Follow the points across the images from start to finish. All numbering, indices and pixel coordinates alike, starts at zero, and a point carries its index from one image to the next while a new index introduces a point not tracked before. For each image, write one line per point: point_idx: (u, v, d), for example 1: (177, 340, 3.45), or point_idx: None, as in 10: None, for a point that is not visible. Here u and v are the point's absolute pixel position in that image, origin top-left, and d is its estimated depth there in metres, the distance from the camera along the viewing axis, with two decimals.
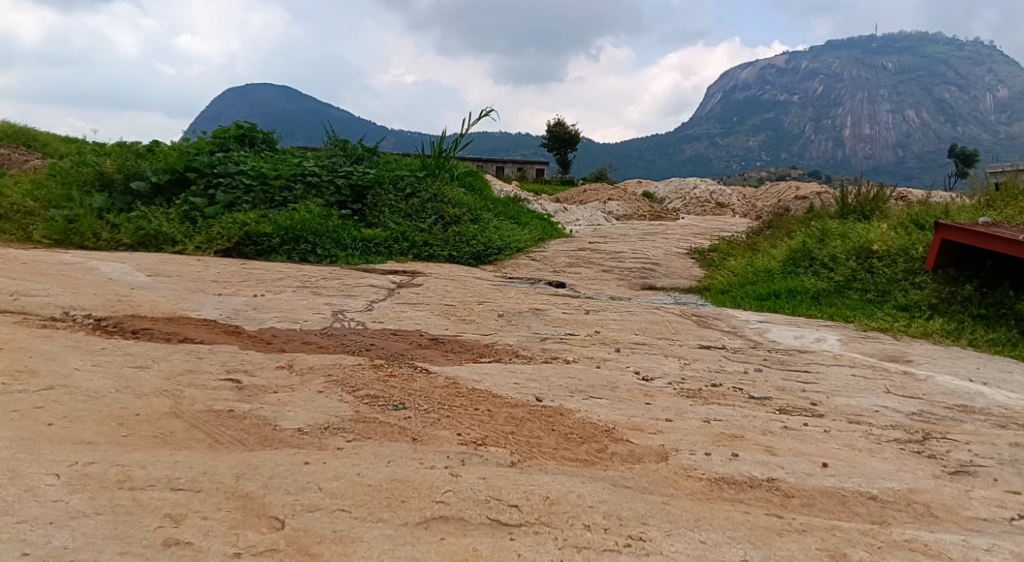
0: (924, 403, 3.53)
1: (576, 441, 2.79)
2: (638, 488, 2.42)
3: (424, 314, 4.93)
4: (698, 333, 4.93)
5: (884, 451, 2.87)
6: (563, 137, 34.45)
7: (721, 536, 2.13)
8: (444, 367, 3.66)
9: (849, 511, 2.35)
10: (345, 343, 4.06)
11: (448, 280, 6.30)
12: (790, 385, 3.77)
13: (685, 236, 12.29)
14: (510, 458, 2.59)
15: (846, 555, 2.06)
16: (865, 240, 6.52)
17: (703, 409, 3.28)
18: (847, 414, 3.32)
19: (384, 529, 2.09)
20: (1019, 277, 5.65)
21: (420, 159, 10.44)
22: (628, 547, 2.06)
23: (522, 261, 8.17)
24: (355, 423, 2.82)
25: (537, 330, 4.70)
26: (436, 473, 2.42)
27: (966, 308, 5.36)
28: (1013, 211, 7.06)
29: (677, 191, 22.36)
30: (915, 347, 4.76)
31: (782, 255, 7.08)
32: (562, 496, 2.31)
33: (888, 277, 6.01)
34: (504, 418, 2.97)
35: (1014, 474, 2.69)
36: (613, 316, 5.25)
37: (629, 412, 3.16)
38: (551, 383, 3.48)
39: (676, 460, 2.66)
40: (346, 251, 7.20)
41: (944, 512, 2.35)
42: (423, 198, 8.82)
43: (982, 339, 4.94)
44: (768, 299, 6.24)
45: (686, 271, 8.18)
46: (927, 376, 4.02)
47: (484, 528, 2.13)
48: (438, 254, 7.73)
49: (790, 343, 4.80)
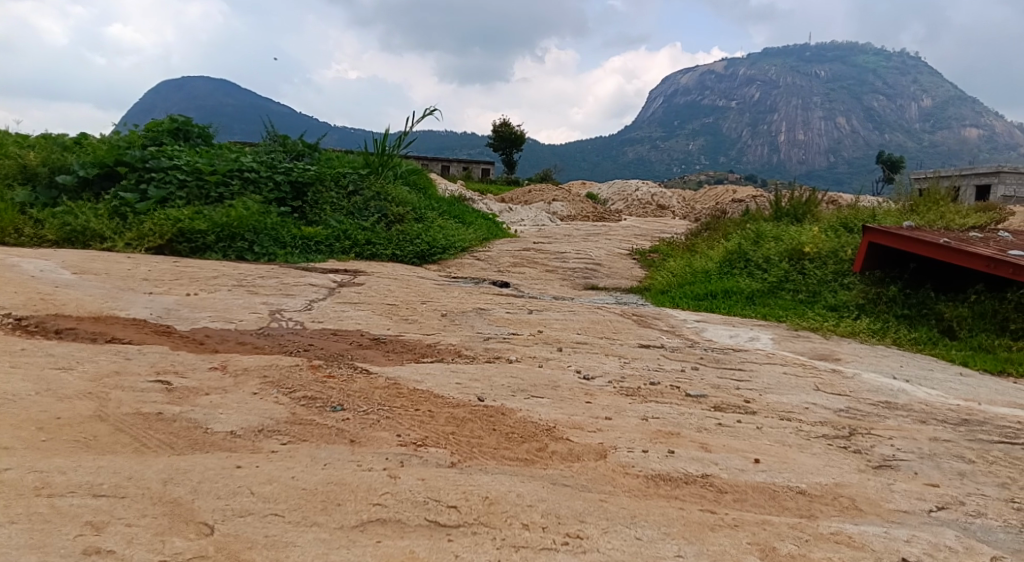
0: (851, 399, 3.67)
1: (516, 440, 2.80)
2: (577, 486, 2.44)
3: (365, 313, 4.87)
4: (638, 333, 5.00)
5: (812, 446, 2.97)
6: (508, 137, 34.58)
7: (656, 532, 2.17)
8: (384, 368, 3.62)
9: (778, 505, 2.41)
10: (282, 344, 3.97)
11: (391, 279, 6.23)
12: (724, 383, 3.86)
13: (627, 237, 12.45)
14: (450, 459, 2.58)
15: (775, 548, 2.11)
16: (798, 243, 6.75)
17: (642, 407, 3.33)
18: (778, 411, 3.42)
19: (318, 533, 2.05)
20: (940, 280, 5.92)
21: (362, 157, 10.31)
22: (565, 545, 2.07)
23: (466, 261, 8.15)
24: (291, 425, 2.76)
25: (480, 330, 4.69)
26: (373, 475, 2.39)
27: (891, 309, 5.59)
28: (935, 217, 7.41)
29: (620, 192, 22.65)
30: (843, 346, 4.94)
31: (719, 256, 7.25)
32: (501, 496, 2.31)
33: (819, 278, 6.22)
34: (445, 419, 2.95)
35: (933, 467, 2.81)
36: (555, 316, 5.29)
37: (570, 411, 3.18)
38: (493, 383, 3.48)
39: (614, 457, 2.69)
40: (285, 249, 7.05)
41: (867, 505, 2.44)
42: (365, 196, 8.70)
43: (906, 338, 5.16)
44: (706, 299, 6.38)
45: (628, 271, 8.30)
46: (854, 373, 4.18)
47: (422, 530, 2.11)
48: (381, 253, 7.63)
49: (725, 342, 4.92)
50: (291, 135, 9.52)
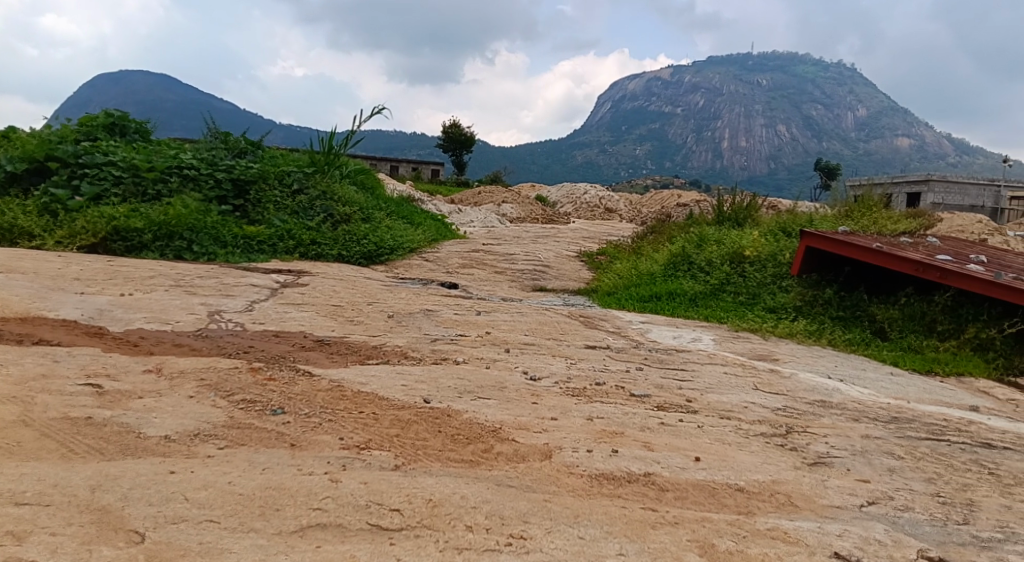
0: (788, 398, 3.77)
1: (462, 442, 2.78)
2: (522, 487, 2.44)
3: (308, 314, 4.78)
4: (584, 334, 5.04)
5: (751, 444, 3.04)
6: (458, 139, 34.53)
7: (598, 531, 2.19)
8: (328, 370, 3.57)
9: (718, 502, 2.46)
10: (221, 346, 3.87)
11: (336, 280, 6.13)
12: (667, 383, 3.92)
13: (575, 239, 12.56)
14: (394, 462, 2.55)
15: (714, 545, 2.15)
16: (739, 246, 6.91)
17: (587, 407, 3.35)
18: (718, 410, 3.49)
19: (256, 538, 2.00)
20: (873, 283, 6.16)
21: (308, 155, 10.13)
22: (509, 546, 2.07)
23: (414, 261, 8.09)
24: (229, 429, 2.69)
25: (427, 331, 4.66)
26: (314, 479, 2.35)
27: (827, 310, 5.77)
28: (868, 222, 7.69)
29: (569, 195, 22.84)
30: (781, 346, 5.07)
31: (663, 259, 7.37)
32: (445, 498, 2.29)
33: (759, 281, 6.38)
34: (389, 421, 2.92)
35: (864, 464, 2.91)
36: (503, 317, 5.29)
37: (516, 412, 3.18)
38: (439, 384, 3.46)
39: (559, 457, 2.70)
40: (226, 249, 6.88)
41: (802, 501, 2.51)
42: (310, 195, 8.56)
43: (841, 339, 5.33)
44: (651, 300, 6.47)
45: (575, 273, 8.36)
46: (791, 373, 4.31)
47: (364, 533, 2.08)
48: (326, 253, 7.50)
49: (668, 343, 4.99)
50: (233, 132, 9.29)
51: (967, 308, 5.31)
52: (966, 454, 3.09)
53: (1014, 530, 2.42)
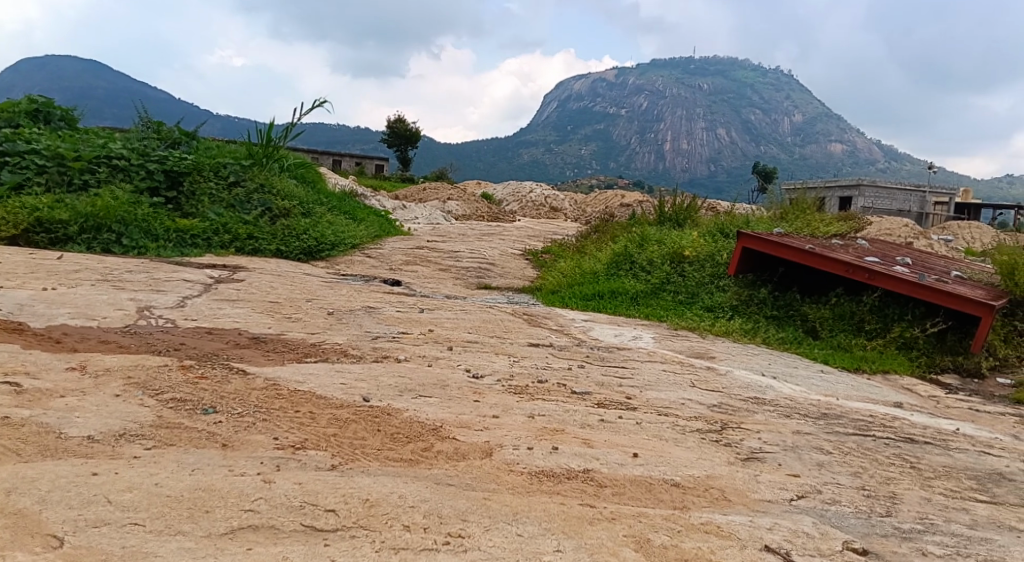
0: (723, 395, 3.86)
1: (401, 441, 2.75)
2: (461, 485, 2.42)
3: (244, 311, 4.65)
4: (527, 332, 5.05)
5: (687, 440, 3.10)
6: (403, 135, 34.22)
7: (537, 528, 2.19)
8: (263, 368, 3.47)
9: (654, 498, 2.50)
10: (150, 343, 3.72)
11: (274, 276, 5.99)
12: (608, 380, 3.97)
13: (520, 238, 12.60)
14: (331, 462, 2.50)
15: (649, 540, 2.18)
16: (678, 247, 7.04)
17: (528, 405, 3.36)
18: (657, 407, 3.55)
19: (183, 541, 1.94)
20: (804, 284, 6.36)
21: (245, 147, 9.86)
22: (446, 545, 2.05)
23: (356, 257, 7.97)
24: (157, 429, 2.60)
25: (368, 329, 4.59)
26: (246, 480, 2.28)
27: (762, 310, 5.93)
28: (802, 224, 7.93)
29: (514, 193, 22.91)
30: (718, 345, 5.18)
31: (606, 258, 7.44)
32: (382, 498, 2.26)
33: (697, 280, 6.50)
34: (327, 420, 2.86)
35: (794, 459, 2.99)
36: (447, 315, 5.26)
37: (457, 410, 3.16)
38: (379, 383, 3.41)
39: (499, 455, 2.70)
40: (157, 242, 6.64)
41: (735, 496, 2.57)
42: (248, 188, 8.33)
43: (775, 337, 5.48)
44: (594, 299, 6.53)
45: (520, 272, 8.37)
46: (727, 370, 4.41)
47: (297, 535, 2.03)
48: (264, 248, 7.31)
49: (609, 341, 5.04)
50: (166, 122, 8.99)
51: (893, 308, 5.55)
52: (889, 448, 3.22)
53: (933, 521, 2.52)
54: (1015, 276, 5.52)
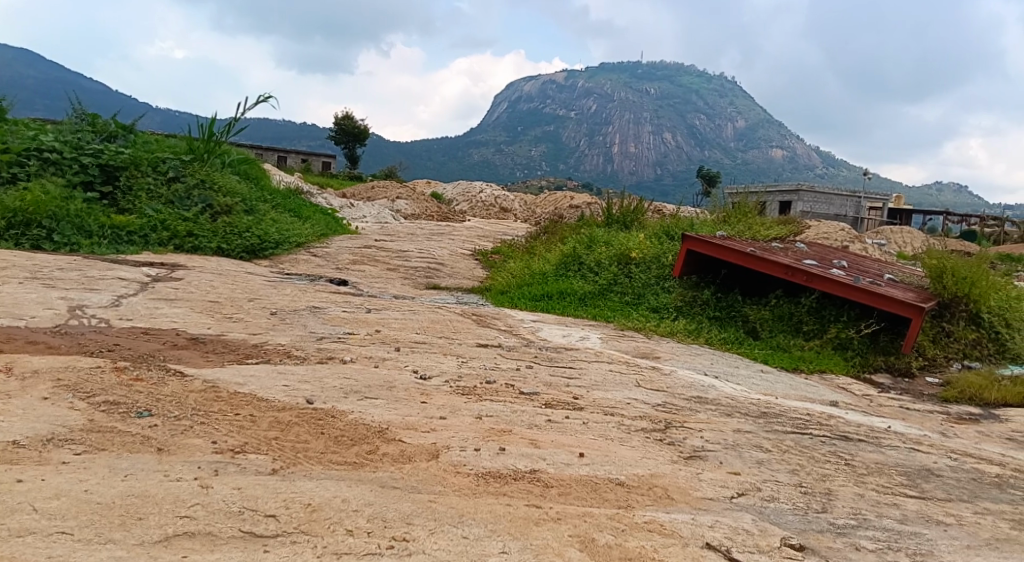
0: (668, 394, 3.92)
1: (346, 443, 2.70)
2: (406, 488, 2.40)
3: (182, 311, 4.52)
4: (476, 332, 5.04)
5: (632, 439, 3.14)
6: (352, 132, 33.79)
7: (482, 530, 2.18)
8: (202, 370, 3.38)
9: (599, 497, 2.52)
10: (82, 344, 3.58)
11: (215, 275, 5.84)
12: (556, 380, 3.99)
13: (469, 238, 12.58)
14: (272, 466, 2.45)
15: (594, 539, 2.20)
16: (625, 249, 7.14)
17: (476, 406, 3.35)
18: (603, 407, 3.58)
19: (114, 550, 1.87)
20: (746, 285, 6.52)
21: (186, 142, 9.59)
22: (390, 549, 2.02)
23: (301, 256, 7.82)
24: (88, 433, 2.50)
25: (313, 329, 4.51)
26: (182, 485, 2.21)
27: (705, 310, 6.05)
28: (744, 228, 8.11)
29: (464, 193, 22.86)
30: (662, 345, 5.26)
31: (555, 259, 7.49)
32: (325, 502, 2.22)
33: (644, 281, 6.60)
34: (268, 423, 2.80)
35: (735, 457, 3.06)
36: (394, 315, 5.21)
37: (404, 412, 3.13)
38: (324, 384, 3.35)
39: (445, 457, 2.68)
40: (91, 239, 6.40)
41: (678, 494, 2.61)
42: (188, 183, 8.10)
43: (717, 337, 5.60)
44: (542, 299, 6.56)
45: (469, 272, 8.35)
46: (671, 370, 4.49)
47: (235, 541, 1.97)
48: (204, 246, 7.11)
49: (557, 341, 5.08)
50: (102, 114, 8.67)
51: (829, 309, 5.72)
52: (826, 446, 3.31)
53: (866, 516, 2.61)
54: (944, 279, 5.74)
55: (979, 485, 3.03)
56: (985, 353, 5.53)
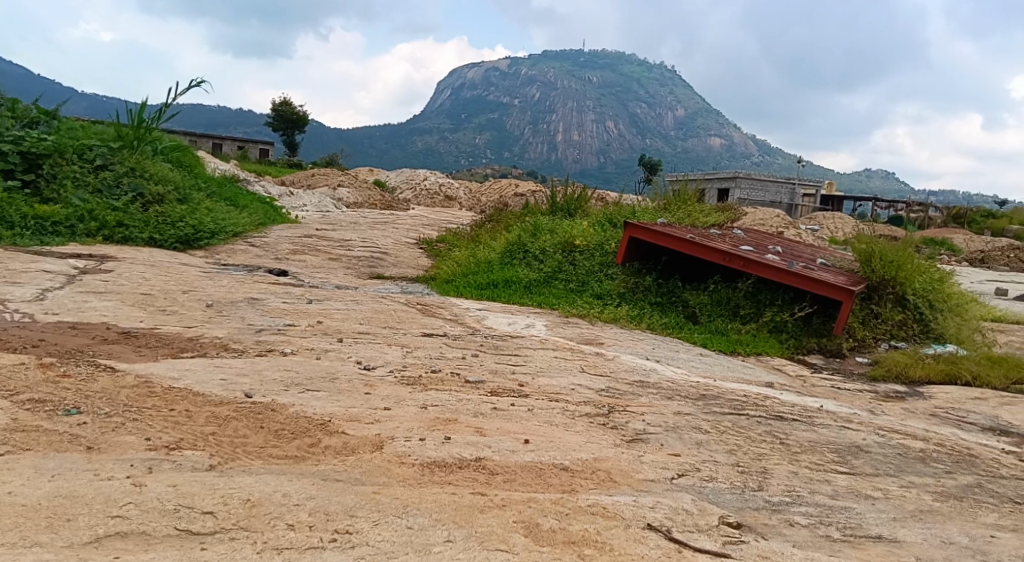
0: (611, 379, 3.98)
1: (287, 437, 2.66)
2: (349, 480, 2.37)
3: (112, 304, 4.35)
4: (421, 322, 5.01)
5: (576, 424, 3.17)
6: (291, 118, 33.03)
7: (427, 519, 2.17)
8: (134, 365, 3.26)
9: (544, 482, 2.54)
10: (3, 339, 3.41)
11: (147, 266, 5.64)
12: (501, 368, 4.00)
13: (413, 226, 12.46)
14: (209, 462, 2.38)
15: (539, 524, 2.21)
16: (569, 237, 7.19)
17: (421, 396, 3.33)
18: (548, 393, 3.61)
19: (41, 553, 1.79)
20: (686, 271, 6.65)
21: (114, 128, 9.20)
22: (333, 542, 1.99)
23: (238, 246, 7.63)
24: (10, 433, 2.39)
25: (252, 321, 4.40)
26: (113, 484, 2.14)
27: (647, 296, 6.15)
28: (684, 215, 8.27)
29: (408, 181, 22.64)
30: (606, 331, 5.33)
31: (500, 247, 7.50)
32: (265, 497, 2.17)
33: (587, 269, 6.66)
34: (204, 418, 2.72)
35: (676, 439, 3.12)
36: (337, 306, 5.14)
37: (347, 403, 3.09)
38: (263, 377, 3.28)
39: (390, 448, 2.66)
40: (13, 230, 6.10)
41: (621, 477, 2.65)
42: (117, 171, 7.79)
43: (659, 322, 5.70)
44: (488, 288, 6.55)
45: (414, 261, 8.28)
46: (614, 355, 4.55)
47: (170, 540, 1.92)
48: (135, 236, 6.85)
49: (503, 329, 5.09)
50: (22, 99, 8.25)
51: (765, 293, 5.89)
52: (762, 426, 3.41)
53: (799, 493, 2.70)
54: (873, 263, 5.98)
55: (905, 460, 3.17)
56: (910, 333, 5.75)
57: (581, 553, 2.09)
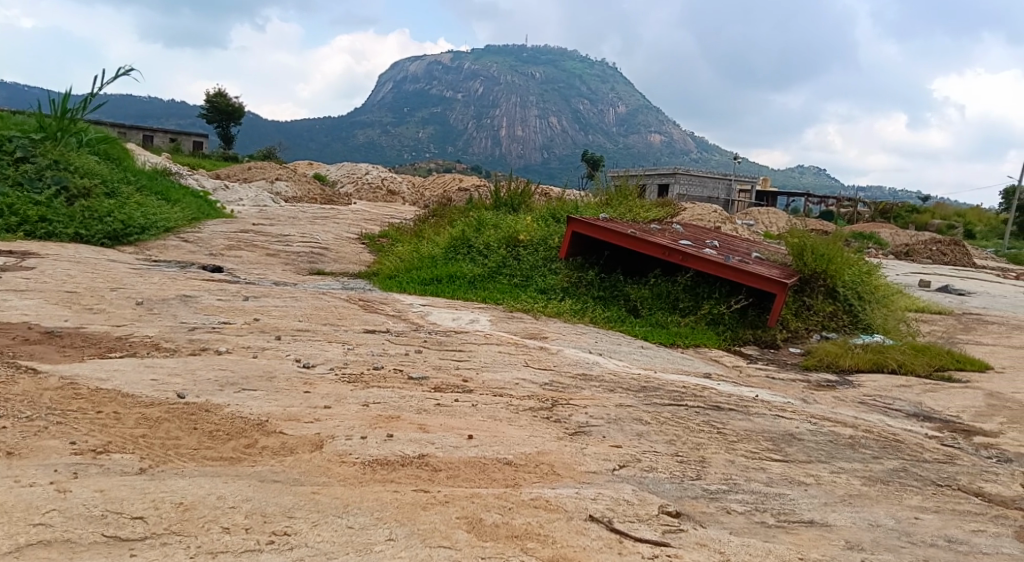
0: (555, 373, 4.00)
1: (222, 438, 2.58)
2: (287, 481, 2.32)
3: (34, 303, 4.15)
4: (363, 318, 4.94)
5: (520, 419, 3.17)
6: (227, 110, 32.12)
7: (368, 518, 2.14)
8: (58, 366, 3.12)
9: (487, 477, 2.53)
10: None
11: (73, 263, 5.40)
12: (445, 364, 3.98)
13: (355, 221, 12.29)
14: (139, 465, 2.30)
15: (482, 519, 2.21)
16: (513, 232, 7.20)
17: (363, 393, 3.28)
18: (492, 388, 3.61)
19: None
20: (627, 266, 6.76)
21: (35, 119, 8.77)
22: (270, 544, 1.95)
23: (170, 243, 7.38)
24: None
25: (185, 319, 4.26)
26: (35, 491, 2.04)
27: (590, 291, 6.21)
28: (626, 210, 8.38)
29: (348, 174, 22.29)
30: (550, 325, 5.36)
31: (444, 242, 7.45)
32: (198, 500, 2.11)
33: (531, 263, 6.68)
34: (134, 420, 2.62)
35: (618, 430, 3.16)
36: (275, 303, 5.02)
37: (285, 403, 3.02)
38: (197, 377, 3.18)
39: (331, 447, 2.61)
40: None
41: (564, 470, 2.67)
42: (40, 163, 7.43)
43: (601, 316, 5.76)
44: (432, 283, 6.50)
45: (355, 257, 8.16)
46: (558, 349, 4.58)
47: (97, 547, 1.85)
48: (60, 232, 6.56)
49: (447, 325, 5.06)
50: None
51: (703, 287, 6.03)
52: (700, 416, 3.49)
53: (735, 481, 2.77)
54: (804, 256, 6.17)
55: (835, 447, 3.28)
56: (840, 324, 5.96)
57: (524, 547, 2.09)
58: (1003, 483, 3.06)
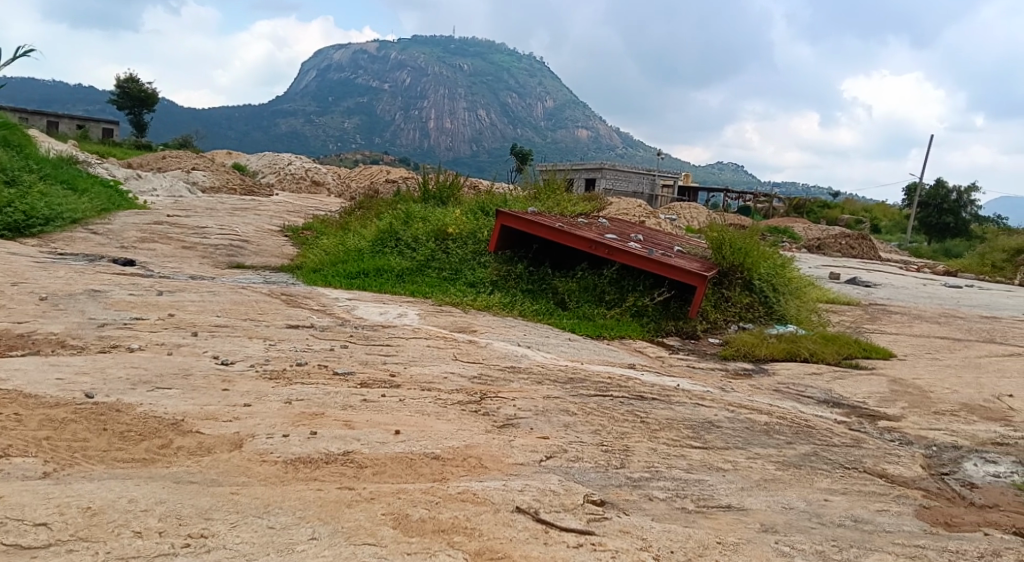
0: (483, 366, 4.01)
1: (133, 439, 2.47)
2: (205, 481, 2.24)
3: None
4: (286, 313, 4.81)
5: (447, 413, 3.16)
6: (139, 96, 30.64)
7: (290, 518, 2.09)
8: None
9: (414, 473, 2.52)
10: None
11: None
12: (372, 359, 3.92)
13: (277, 213, 11.94)
14: (42, 469, 2.18)
15: (407, 515, 2.19)
16: (442, 224, 7.16)
17: (286, 390, 3.20)
18: (420, 382, 3.58)
19: None
20: (555, 259, 6.83)
21: None
22: (185, 548, 1.88)
23: (77, 235, 6.99)
24: None
25: (94, 315, 4.06)
26: None
27: (518, 284, 6.24)
28: (553, 204, 8.44)
29: (270, 165, 21.63)
30: (478, 318, 5.36)
31: (371, 235, 7.34)
32: (107, 505, 2.01)
33: (460, 257, 6.66)
34: (37, 422, 2.48)
35: (545, 422, 3.19)
36: (192, 298, 4.83)
37: (202, 401, 2.92)
38: (107, 375, 3.04)
39: (251, 446, 2.54)
40: None
41: (491, 462, 2.67)
42: None
43: (530, 309, 5.79)
44: (359, 277, 6.39)
45: (278, 250, 7.94)
46: (486, 342, 4.58)
47: None
48: None
49: (374, 319, 4.99)
50: None
51: (628, 280, 6.15)
52: (625, 406, 3.56)
53: (658, 469, 2.84)
54: (723, 250, 6.37)
55: (752, 433, 3.41)
56: (757, 315, 6.19)
57: (451, 540, 2.09)
58: (905, 464, 3.24)
